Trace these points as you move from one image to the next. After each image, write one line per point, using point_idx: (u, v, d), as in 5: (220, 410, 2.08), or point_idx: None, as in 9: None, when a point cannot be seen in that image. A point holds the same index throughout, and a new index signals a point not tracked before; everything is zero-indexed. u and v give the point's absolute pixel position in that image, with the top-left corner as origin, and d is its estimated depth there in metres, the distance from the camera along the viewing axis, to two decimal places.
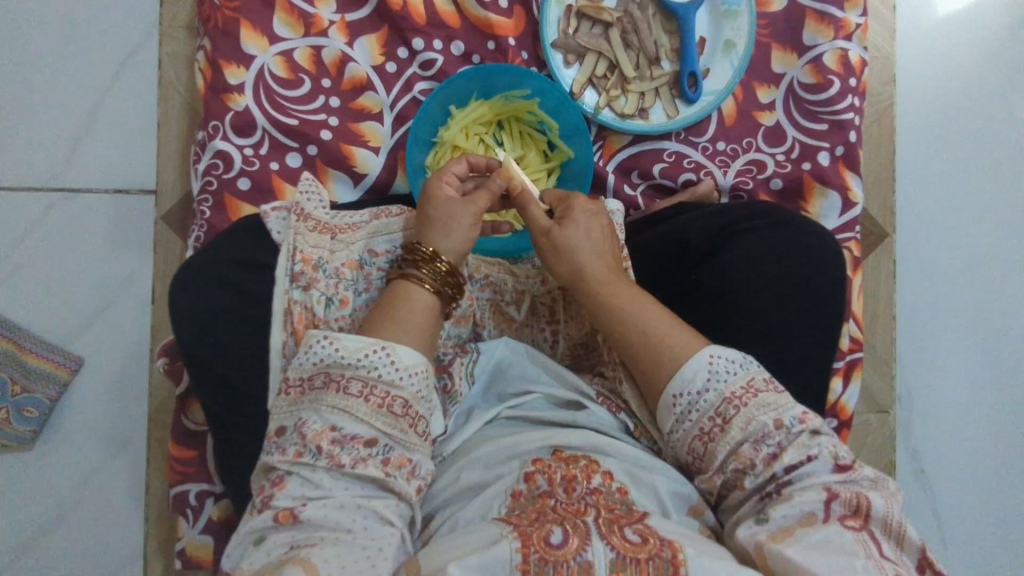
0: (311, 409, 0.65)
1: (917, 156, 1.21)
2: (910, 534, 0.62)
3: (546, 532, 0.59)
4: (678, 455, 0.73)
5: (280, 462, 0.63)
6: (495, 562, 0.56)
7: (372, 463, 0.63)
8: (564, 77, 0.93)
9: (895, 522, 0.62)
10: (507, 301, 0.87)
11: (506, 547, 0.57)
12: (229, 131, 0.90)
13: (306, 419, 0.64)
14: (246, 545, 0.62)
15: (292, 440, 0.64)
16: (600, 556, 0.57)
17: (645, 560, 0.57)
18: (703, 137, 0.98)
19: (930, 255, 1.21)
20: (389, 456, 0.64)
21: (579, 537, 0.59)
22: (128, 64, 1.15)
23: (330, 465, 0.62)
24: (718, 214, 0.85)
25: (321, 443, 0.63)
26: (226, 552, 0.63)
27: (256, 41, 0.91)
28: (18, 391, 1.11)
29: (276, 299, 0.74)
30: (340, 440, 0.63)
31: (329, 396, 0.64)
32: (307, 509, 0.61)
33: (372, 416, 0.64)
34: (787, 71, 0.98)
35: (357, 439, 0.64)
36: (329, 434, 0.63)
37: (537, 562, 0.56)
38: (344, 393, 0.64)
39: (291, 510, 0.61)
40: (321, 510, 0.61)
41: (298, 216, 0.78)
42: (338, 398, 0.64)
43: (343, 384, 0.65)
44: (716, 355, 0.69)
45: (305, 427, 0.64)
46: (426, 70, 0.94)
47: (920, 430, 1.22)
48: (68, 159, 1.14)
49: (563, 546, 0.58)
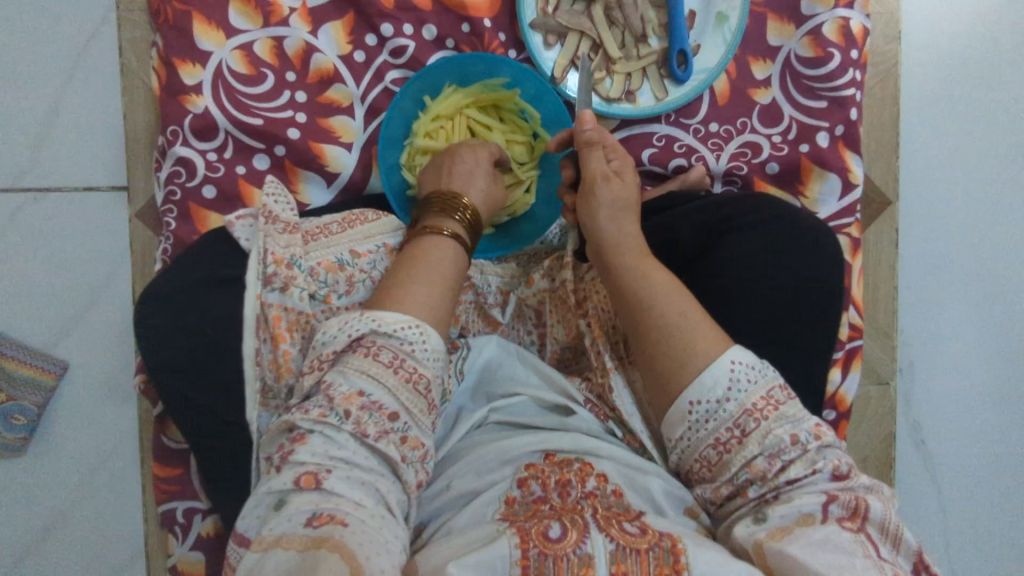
0: (337, 372, 0.61)
1: (923, 121, 1.15)
2: (907, 538, 0.60)
3: (544, 526, 0.59)
4: (682, 464, 0.69)
5: (301, 420, 0.59)
6: (494, 560, 0.55)
7: (392, 439, 0.60)
8: (544, 61, 0.87)
9: (893, 526, 0.60)
10: (490, 303, 0.85)
11: (505, 542, 0.56)
12: (189, 136, 0.85)
13: (333, 382, 0.61)
14: (264, 508, 0.58)
15: (317, 402, 0.60)
16: (599, 549, 0.57)
17: (646, 550, 0.57)
18: (695, 118, 0.92)
19: (936, 224, 1.16)
20: (407, 435, 0.62)
21: (577, 531, 0.58)
22: (86, 52, 1.09)
23: (355, 432, 0.59)
24: (705, 211, 0.80)
25: (350, 408, 0.59)
26: (240, 517, 0.59)
27: (212, 36, 0.85)
28: (4, 400, 1.10)
29: (247, 303, 0.71)
30: (368, 406, 0.60)
31: (358, 360, 0.61)
32: (331, 478, 0.57)
33: (399, 388, 0.61)
34: (783, 44, 0.92)
35: (383, 409, 0.61)
36: (357, 400, 0.60)
37: (537, 557, 0.56)
38: (373, 358, 0.61)
39: (315, 475, 0.57)
40: (344, 481, 0.57)
41: (265, 219, 0.74)
42: (365, 362, 0.61)
43: (373, 350, 0.62)
44: (737, 362, 0.65)
45: (331, 389, 0.60)
46: (397, 58, 0.88)
47: (919, 400, 1.20)
48: (33, 158, 1.10)
49: (562, 540, 0.57)
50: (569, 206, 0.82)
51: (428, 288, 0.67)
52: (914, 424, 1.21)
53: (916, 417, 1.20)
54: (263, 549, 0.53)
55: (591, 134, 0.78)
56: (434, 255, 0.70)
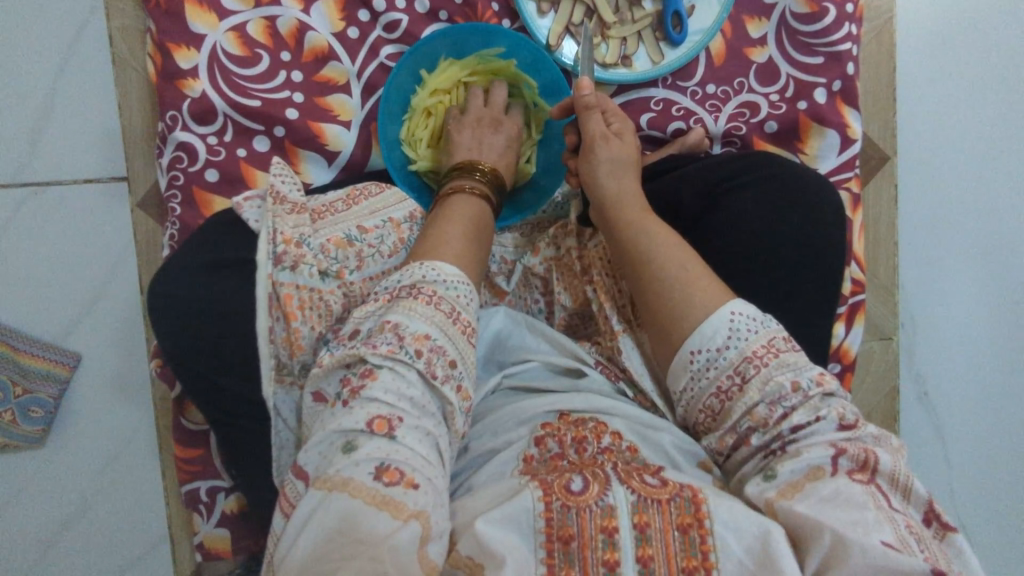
0: (401, 313, 0.62)
1: (921, 74, 1.14)
2: (917, 489, 0.59)
3: (566, 480, 0.60)
4: (688, 416, 0.71)
5: (370, 356, 0.60)
6: (519, 513, 0.57)
7: (452, 385, 0.62)
8: (539, 29, 0.87)
9: (902, 477, 0.59)
10: (495, 272, 0.87)
11: (528, 496, 0.58)
12: (188, 120, 0.85)
13: (398, 322, 0.61)
14: (332, 445, 0.58)
15: (386, 338, 0.61)
16: (622, 500, 0.59)
17: (666, 500, 0.58)
18: (692, 81, 0.92)
19: (936, 178, 1.17)
20: (461, 384, 0.63)
21: (598, 483, 0.60)
22: (77, 42, 1.08)
23: (424, 373, 0.60)
24: (706, 170, 0.80)
25: (420, 349, 0.61)
26: (302, 451, 0.60)
27: (205, 19, 0.85)
28: (20, 393, 1.11)
29: (258, 283, 0.70)
30: (434, 350, 0.61)
31: (421, 306, 0.63)
32: (402, 426, 0.58)
33: (457, 337, 0.64)
34: (778, 1, 0.91)
35: (445, 354, 0.62)
36: (425, 342, 0.61)
37: (560, 509, 0.57)
38: (435, 306, 0.63)
39: (388, 420, 0.58)
40: (413, 430, 0.58)
41: (274, 199, 0.75)
42: (427, 310, 0.63)
43: (433, 298, 0.64)
44: (737, 312, 0.66)
45: (399, 328, 0.61)
46: (391, 32, 0.87)
47: (923, 354, 1.22)
48: (32, 152, 1.10)
49: (583, 492, 0.59)
50: (574, 170, 0.83)
51: (474, 244, 0.70)
52: (917, 375, 1.22)
53: (918, 369, 1.22)
54: (326, 487, 0.55)
55: (590, 99, 0.80)
56: (470, 214, 0.74)
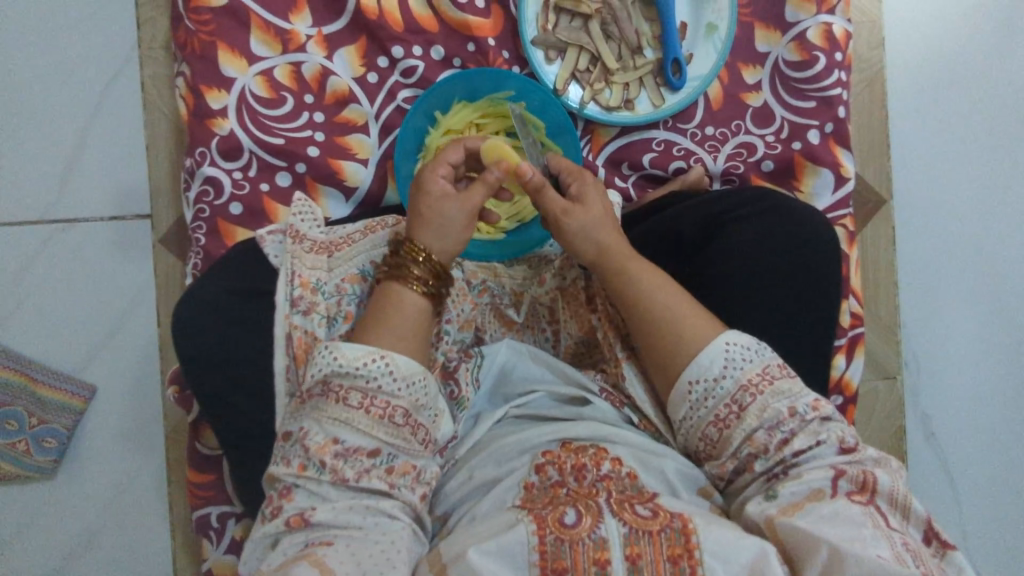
0: (312, 420, 0.66)
1: (911, 120, 1.19)
2: (916, 507, 0.61)
3: (560, 513, 0.61)
4: (688, 443, 0.73)
5: (285, 474, 0.65)
6: (513, 546, 0.58)
7: (376, 473, 0.65)
8: (546, 75, 0.93)
9: (901, 496, 0.62)
10: (506, 304, 0.88)
11: (522, 531, 0.59)
12: (216, 156, 0.90)
13: (308, 429, 0.65)
14: (265, 547, 0.64)
15: (296, 452, 0.65)
16: (614, 532, 0.59)
17: (657, 532, 0.59)
18: (692, 123, 0.97)
19: (930, 219, 1.20)
20: (393, 464, 0.66)
21: (591, 516, 0.61)
22: (110, 89, 1.15)
23: (335, 479, 0.64)
24: (706, 204, 0.83)
25: (324, 457, 0.64)
26: (244, 559, 0.66)
27: (235, 64, 0.91)
28: (35, 423, 1.13)
29: (277, 324, 0.74)
30: (342, 453, 0.65)
31: (330, 407, 0.65)
32: (316, 513, 0.63)
33: (373, 426, 0.65)
34: (771, 50, 0.97)
35: (360, 451, 0.65)
36: (332, 447, 0.65)
37: (553, 543, 0.59)
38: (345, 404, 0.65)
39: (302, 514, 0.63)
40: (329, 512, 0.63)
41: (293, 238, 0.78)
42: (338, 408, 0.65)
43: (342, 394, 0.65)
44: (732, 342, 0.68)
45: (307, 439, 0.65)
46: (408, 77, 0.93)
47: (927, 393, 1.22)
48: (61, 190, 1.15)
49: (576, 526, 0.60)
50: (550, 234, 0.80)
51: (405, 322, 0.70)
52: (923, 416, 1.22)
53: (923, 408, 1.22)
54: None
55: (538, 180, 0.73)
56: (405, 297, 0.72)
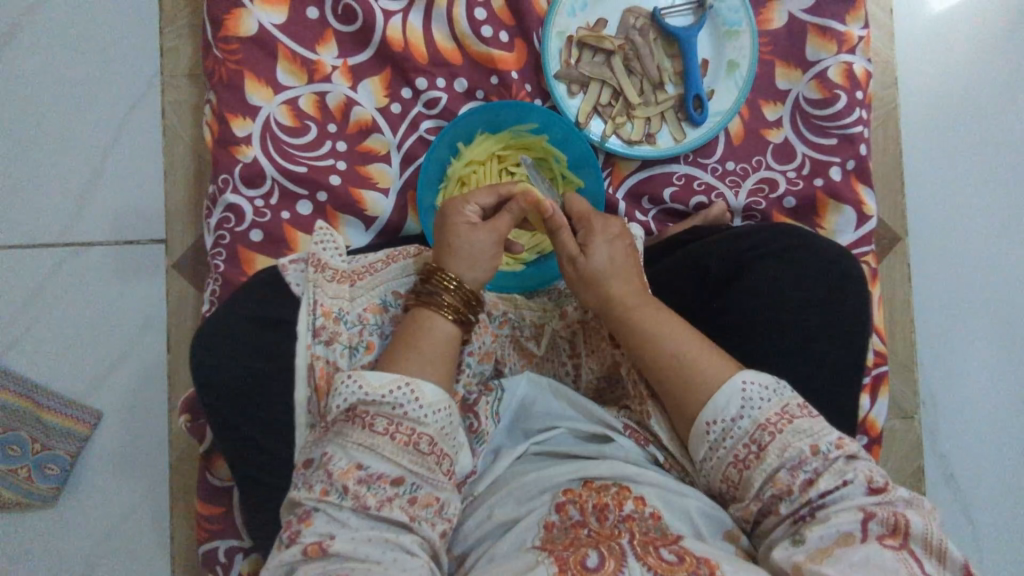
0: (336, 445, 0.64)
1: (927, 159, 1.20)
2: (952, 553, 0.58)
3: (581, 555, 0.60)
4: (711, 485, 0.71)
5: (306, 498, 0.63)
6: None
7: (399, 502, 0.63)
8: (568, 108, 0.93)
9: (936, 541, 0.59)
10: (526, 336, 0.88)
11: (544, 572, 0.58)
12: (239, 183, 0.91)
13: (333, 455, 0.64)
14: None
15: (319, 477, 0.63)
16: None
17: None
18: (712, 158, 0.98)
19: (948, 258, 1.20)
20: (416, 495, 0.64)
21: (614, 559, 0.60)
22: (131, 114, 1.16)
23: (356, 506, 0.62)
24: (733, 240, 0.83)
25: (348, 483, 0.62)
26: None
27: (261, 92, 0.91)
28: (39, 449, 1.11)
29: (298, 354, 0.72)
30: (366, 479, 0.63)
31: (356, 433, 0.64)
32: (335, 543, 0.60)
33: (398, 453, 0.64)
34: (791, 87, 0.98)
35: (383, 478, 0.63)
36: (355, 473, 0.63)
37: None
38: (371, 429, 0.64)
39: (320, 544, 0.60)
40: (349, 543, 0.60)
41: (315, 267, 0.77)
42: (364, 434, 0.64)
43: (368, 420, 0.64)
44: (749, 381, 0.67)
45: (331, 464, 0.63)
46: (431, 108, 0.94)
47: (947, 433, 1.20)
48: (77, 214, 1.15)
49: (599, 570, 0.59)
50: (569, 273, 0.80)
51: (430, 348, 0.69)
52: (942, 457, 1.20)
53: (943, 449, 1.20)
54: None
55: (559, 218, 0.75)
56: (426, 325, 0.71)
